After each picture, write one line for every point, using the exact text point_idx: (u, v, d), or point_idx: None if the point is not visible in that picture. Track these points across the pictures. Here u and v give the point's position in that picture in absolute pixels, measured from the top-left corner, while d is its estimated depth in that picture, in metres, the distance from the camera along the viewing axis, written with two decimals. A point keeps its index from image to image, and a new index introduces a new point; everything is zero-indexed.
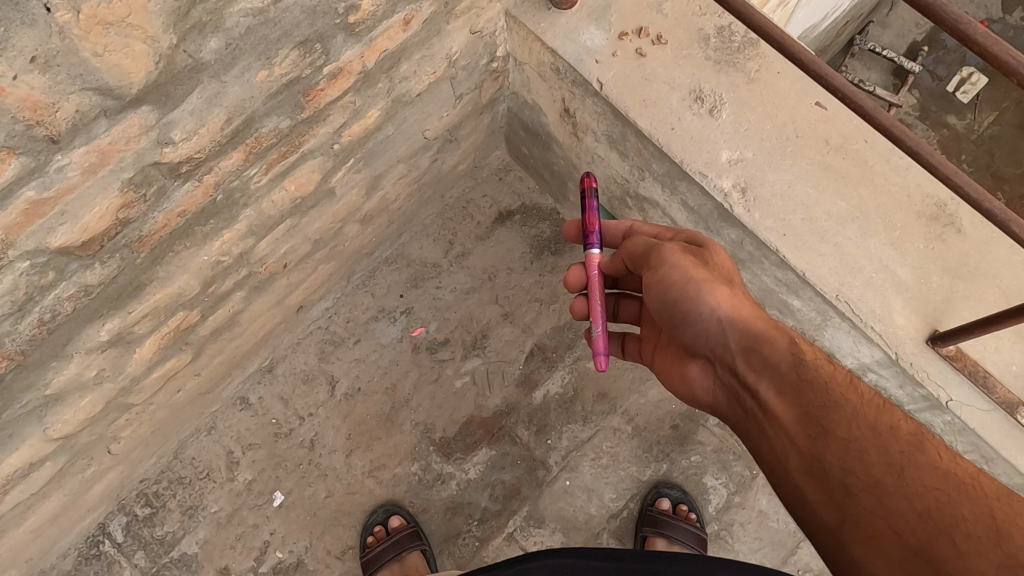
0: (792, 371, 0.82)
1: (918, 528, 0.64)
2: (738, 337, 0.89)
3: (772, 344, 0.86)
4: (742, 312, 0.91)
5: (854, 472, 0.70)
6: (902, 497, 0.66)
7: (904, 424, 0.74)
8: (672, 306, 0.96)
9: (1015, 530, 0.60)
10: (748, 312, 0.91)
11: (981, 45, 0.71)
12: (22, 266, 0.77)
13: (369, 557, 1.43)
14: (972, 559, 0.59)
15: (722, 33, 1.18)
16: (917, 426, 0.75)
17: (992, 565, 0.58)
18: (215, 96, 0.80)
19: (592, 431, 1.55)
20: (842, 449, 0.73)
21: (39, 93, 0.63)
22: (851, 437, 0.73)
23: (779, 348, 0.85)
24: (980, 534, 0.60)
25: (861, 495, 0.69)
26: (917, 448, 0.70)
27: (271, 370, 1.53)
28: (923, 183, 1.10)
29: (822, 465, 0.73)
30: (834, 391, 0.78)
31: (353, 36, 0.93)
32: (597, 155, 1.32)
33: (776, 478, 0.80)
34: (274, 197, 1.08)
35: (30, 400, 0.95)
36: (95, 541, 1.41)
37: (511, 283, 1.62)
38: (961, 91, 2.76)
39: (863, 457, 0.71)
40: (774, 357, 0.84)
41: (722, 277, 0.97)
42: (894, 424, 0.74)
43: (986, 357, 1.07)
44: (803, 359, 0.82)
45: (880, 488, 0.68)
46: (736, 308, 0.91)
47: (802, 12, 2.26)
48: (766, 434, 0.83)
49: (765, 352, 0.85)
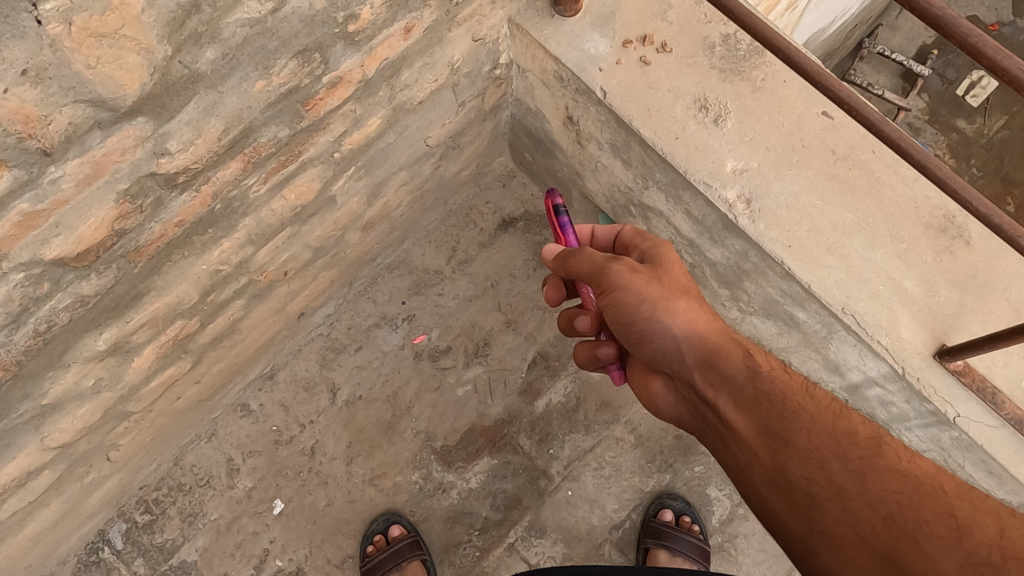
0: (749, 381, 0.82)
1: (884, 532, 0.64)
2: (696, 351, 0.88)
3: (728, 352, 0.86)
4: (698, 326, 0.90)
5: (817, 482, 0.70)
6: (865, 503, 0.67)
7: (862, 428, 0.75)
8: (628, 326, 0.93)
9: (975, 525, 0.61)
10: (705, 325, 0.91)
11: (991, 60, 0.69)
12: (16, 278, 0.76)
13: (369, 566, 1.42)
14: (937, 559, 0.60)
15: (727, 41, 1.16)
16: (875, 429, 0.76)
17: (956, 564, 0.58)
18: (211, 106, 0.79)
19: (595, 441, 1.54)
20: (803, 459, 0.72)
21: (31, 106, 0.62)
22: (811, 447, 0.73)
23: (734, 361, 0.84)
24: (942, 534, 0.61)
25: (824, 504, 0.69)
26: (876, 453, 0.71)
27: (272, 377, 1.52)
28: (931, 194, 1.09)
29: (785, 477, 0.73)
30: (790, 402, 0.78)
31: (353, 45, 0.92)
32: (600, 163, 1.30)
33: (743, 492, 0.79)
34: (273, 206, 1.07)
35: (26, 410, 0.94)
36: (94, 548, 1.40)
37: (514, 291, 1.61)
38: (971, 95, 2.74)
39: (824, 467, 0.71)
40: (730, 370, 0.84)
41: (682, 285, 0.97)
42: (852, 430, 0.74)
43: (994, 372, 1.05)
44: (758, 371, 0.82)
45: (844, 496, 0.68)
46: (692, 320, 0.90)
47: (810, 16, 2.24)
48: (728, 447, 0.81)
49: (721, 365, 0.85)
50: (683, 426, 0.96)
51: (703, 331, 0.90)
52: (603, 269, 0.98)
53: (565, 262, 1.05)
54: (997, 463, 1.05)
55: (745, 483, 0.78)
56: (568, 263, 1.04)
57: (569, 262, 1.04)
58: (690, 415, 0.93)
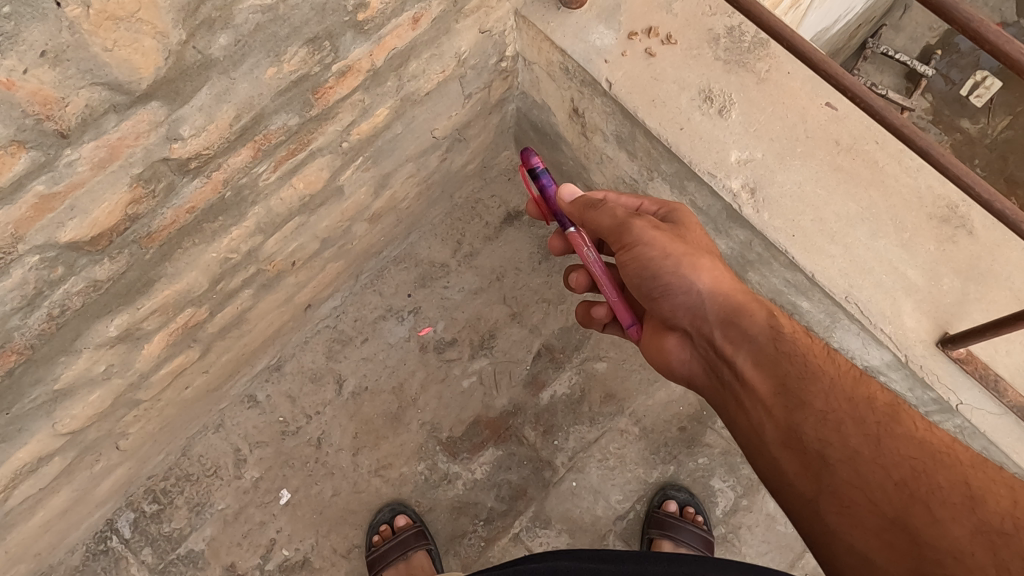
0: (770, 345, 0.85)
1: (895, 496, 0.67)
2: (718, 310, 0.92)
3: (750, 317, 0.90)
4: (721, 286, 0.94)
5: (831, 443, 0.74)
6: (879, 466, 0.70)
7: (880, 395, 0.78)
8: (652, 280, 0.96)
9: (988, 496, 0.65)
10: (728, 284, 0.94)
11: (993, 44, 0.70)
12: (32, 260, 0.77)
13: (375, 556, 1.44)
14: (948, 525, 0.63)
15: (732, 33, 1.17)
16: (892, 396, 0.79)
17: (968, 532, 0.62)
18: (223, 92, 0.80)
19: (599, 432, 1.55)
20: (819, 420, 0.76)
21: (49, 88, 0.63)
22: (829, 409, 0.76)
23: (756, 321, 0.89)
24: (955, 502, 0.64)
25: (836, 465, 0.72)
26: (893, 419, 0.74)
27: (279, 368, 1.53)
28: (934, 184, 1.09)
29: (800, 435, 0.76)
30: (811, 365, 0.82)
31: (362, 34, 0.93)
32: (605, 155, 1.31)
33: (752, 449, 0.83)
34: (282, 195, 1.08)
35: (39, 395, 0.95)
36: (103, 536, 1.41)
37: (519, 284, 1.62)
38: (975, 95, 2.74)
39: (841, 429, 0.74)
40: (751, 330, 0.88)
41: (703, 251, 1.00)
42: (871, 395, 0.78)
43: (997, 360, 1.06)
44: (780, 333, 0.86)
45: (857, 459, 0.71)
46: (715, 283, 0.94)
47: (814, 16, 2.25)
48: (741, 404, 0.85)
49: (742, 325, 0.89)
50: (691, 386, 1.00)
51: (726, 294, 0.93)
52: (625, 225, 0.99)
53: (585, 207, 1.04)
54: (999, 450, 1.06)
55: (756, 440, 0.82)
56: (587, 211, 1.04)
57: (587, 211, 1.04)
58: (700, 376, 0.97)
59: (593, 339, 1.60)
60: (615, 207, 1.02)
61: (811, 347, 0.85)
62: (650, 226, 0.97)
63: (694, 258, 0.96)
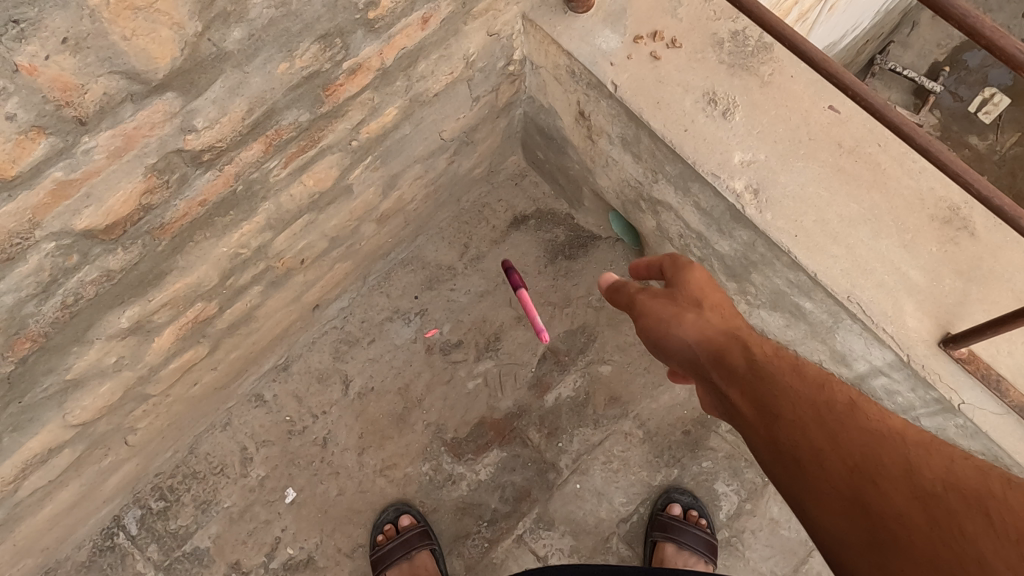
0: (717, 338, 0.80)
1: (844, 474, 0.58)
2: (699, 345, 0.81)
3: (704, 320, 0.83)
4: (710, 326, 0.82)
5: (773, 412, 0.67)
6: (814, 430, 0.63)
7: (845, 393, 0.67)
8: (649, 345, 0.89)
9: (929, 460, 0.56)
10: (717, 324, 0.82)
11: (989, 40, 0.71)
12: (47, 247, 0.79)
13: (379, 555, 1.44)
14: (882, 487, 0.55)
15: (736, 37, 1.19)
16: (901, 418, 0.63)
17: (908, 496, 0.53)
18: (237, 85, 0.82)
19: (603, 435, 1.55)
20: (763, 395, 0.70)
21: (69, 74, 0.66)
22: (771, 380, 0.70)
23: (737, 349, 0.77)
24: (898, 466, 0.56)
25: (775, 433, 0.66)
26: (849, 401, 0.65)
27: (286, 368, 1.55)
28: (936, 186, 1.11)
29: (746, 413, 0.71)
30: (757, 349, 0.76)
31: (372, 33, 0.95)
32: (611, 157, 1.33)
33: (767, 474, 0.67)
34: (292, 191, 1.10)
35: (51, 384, 0.97)
36: (110, 533, 1.43)
37: (525, 287, 1.64)
38: (982, 112, 2.71)
39: (780, 398, 0.68)
40: (721, 347, 0.79)
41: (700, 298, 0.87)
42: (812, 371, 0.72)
43: (999, 360, 1.06)
44: (730, 331, 0.80)
45: (797, 423, 0.65)
46: (702, 324, 0.82)
47: (820, 31, 2.26)
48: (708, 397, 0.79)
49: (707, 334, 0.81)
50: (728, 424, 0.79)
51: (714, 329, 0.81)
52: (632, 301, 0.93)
53: (609, 294, 1.00)
54: (1001, 449, 1.06)
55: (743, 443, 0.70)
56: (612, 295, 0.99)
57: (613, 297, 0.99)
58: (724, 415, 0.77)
59: (599, 342, 1.61)
60: (630, 286, 0.96)
61: (779, 365, 0.72)
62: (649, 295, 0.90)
63: (681, 308, 0.85)
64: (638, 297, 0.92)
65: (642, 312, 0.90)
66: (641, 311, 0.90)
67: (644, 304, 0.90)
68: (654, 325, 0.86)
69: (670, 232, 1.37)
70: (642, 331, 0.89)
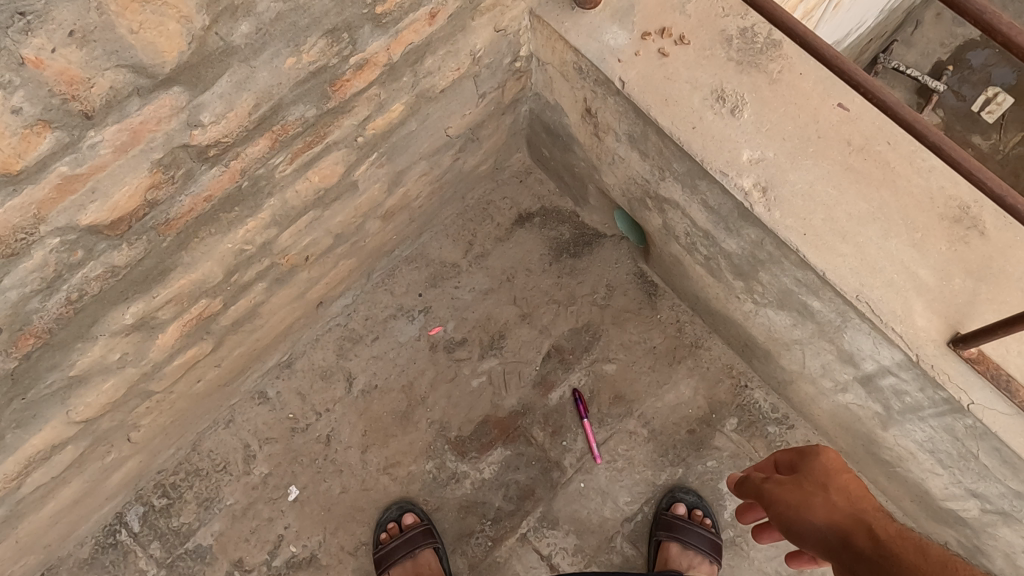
0: (855, 521, 0.74)
1: None
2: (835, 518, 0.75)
3: (835, 503, 0.77)
4: (844, 507, 0.76)
5: None
6: None
7: None
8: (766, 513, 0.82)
9: None
10: (851, 507, 0.76)
11: (1006, 36, 0.71)
12: (52, 242, 0.78)
13: (382, 553, 1.43)
14: None
15: (745, 34, 1.18)
16: None
17: None
18: (244, 80, 0.81)
19: (607, 434, 1.55)
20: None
21: (76, 67, 0.65)
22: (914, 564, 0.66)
23: (888, 528, 0.72)
24: None
25: None
26: None
27: (289, 365, 1.55)
28: (945, 185, 1.10)
29: None
30: (903, 535, 0.71)
31: (379, 27, 0.94)
32: (617, 155, 1.33)
33: None
34: (297, 187, 1.09)
35: (54, 380, 0.96)
36: (112, 530, 1.42)
37: (529, 285, 1.63)
38: (987, 111, 2.65)
39: None
40: (864, 522, 0.74)
41: (836, 478, 0.80)
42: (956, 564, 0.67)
43: (1009, 360, 1.05)
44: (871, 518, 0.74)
45: None
46: (837, 507, 0.76)
47: (825, 28, 2.24)
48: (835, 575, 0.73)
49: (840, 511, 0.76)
50: None
51: (851, 510, 0.76)
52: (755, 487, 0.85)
53: (734, 486, 0.92)
54: (1011, 450, 1.05)
55: None
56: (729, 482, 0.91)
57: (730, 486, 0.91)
58: None
59: (603, 340, 1.60)
60: (752, 475, 0.88)
61: (909, 548, 0.69)
62: (776, 480, 0.83)
63: (814, 492, 0.79)
64: (766, 486, 0.83)
65: (770, 500, 0.81)
66: (771, 498, 0.81)
67: (773, 493, 0.81)
68: (782, 511, 0.78)
69: (676, 230, 1.36)
70: (769, 514, 0.80)
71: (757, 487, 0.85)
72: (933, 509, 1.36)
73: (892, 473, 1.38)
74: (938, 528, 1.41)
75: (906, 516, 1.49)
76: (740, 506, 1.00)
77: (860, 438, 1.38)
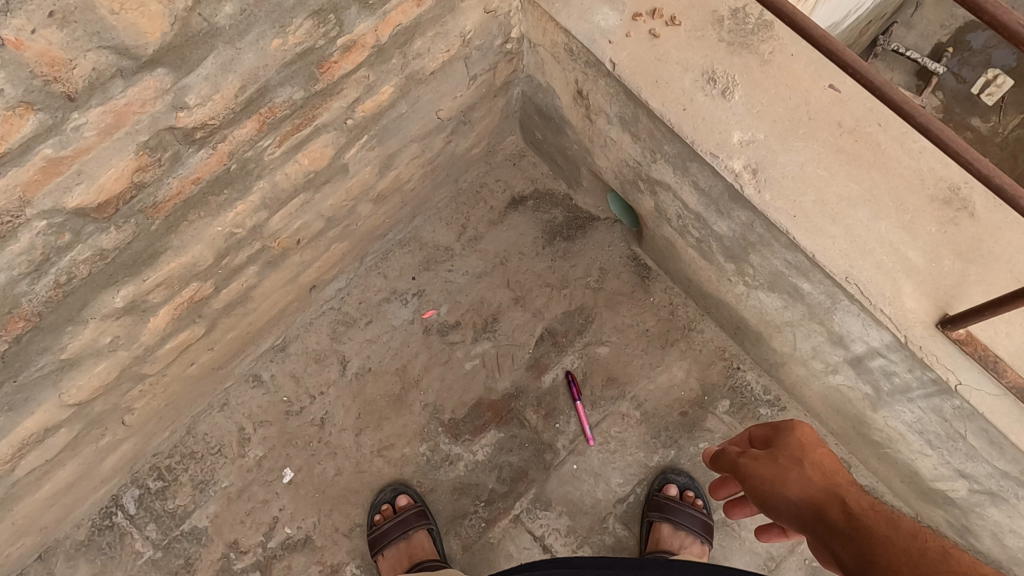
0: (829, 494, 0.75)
1: None
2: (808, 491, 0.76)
3: (810, 476, 0.78)
4: (818, 481, 0.77)
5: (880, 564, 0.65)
6: None
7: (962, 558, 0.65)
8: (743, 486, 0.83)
9: None
10: (826, 481, 0.77)
11: (992, 15, 0.70)
12: (39, 225, 0.78)
13: (376, 535, 1.44)
14: None
15: (736, 15, 1.18)
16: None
17: None
18: (229, 62, 0.81)
19: (600, 416, 1.55)
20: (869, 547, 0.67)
21: (57, 49, 0.65)
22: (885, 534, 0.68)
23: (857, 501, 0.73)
24: None
25: None
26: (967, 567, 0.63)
27: (283, 349, 1.55)
28: (936, 166, 1.10)
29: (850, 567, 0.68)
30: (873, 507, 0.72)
31: (367, 9, 0.94)
32: (609, 137, 1.32)
33: None
34: (287, 170, 1.09)
35: (45, 364, 0.96)
36: (108, 512, 1.43)
37: (522, 268, 1.63)
38: (986, 93, 2.62)
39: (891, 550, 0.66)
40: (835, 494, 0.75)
41: (810, 452, 0.81)
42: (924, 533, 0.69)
43: (997, 341, 1.05)
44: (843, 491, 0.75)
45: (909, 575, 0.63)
46: (812, 480, 0.77)
47: (822, 11, 2.22)
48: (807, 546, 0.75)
49: (815, 484, 0.77)
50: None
51: (824, 484, 0.77)
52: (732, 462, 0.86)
53: (712, 461, 0.93)
54: (997, 430, 1.05)
55: None
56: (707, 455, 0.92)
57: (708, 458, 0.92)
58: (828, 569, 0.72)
59: (596, 323, 1.60)
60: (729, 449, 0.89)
61: (880, 520, 0.70)
62: (752, 455, 0.84)
63: (788, 466, 0.79)
64: (741, 461, 0.84)
65: (745, 475, 0.82)
66: (746, 473, 0.82)
67: (749, 467, 0.82)
68: (757, 485, 0.79)
69: (668, 212, 1.36)
70: (745, 488, 0.81)
71: (733, 461, 0.86)
72: (923, 489, 1.37)
73: (882, 454, 1.39)
74: (927, 508, 1.42)
75: (896, 497, 1.50)
76: (714, 482, 1.02)
77: (851, 419, 1.39)
